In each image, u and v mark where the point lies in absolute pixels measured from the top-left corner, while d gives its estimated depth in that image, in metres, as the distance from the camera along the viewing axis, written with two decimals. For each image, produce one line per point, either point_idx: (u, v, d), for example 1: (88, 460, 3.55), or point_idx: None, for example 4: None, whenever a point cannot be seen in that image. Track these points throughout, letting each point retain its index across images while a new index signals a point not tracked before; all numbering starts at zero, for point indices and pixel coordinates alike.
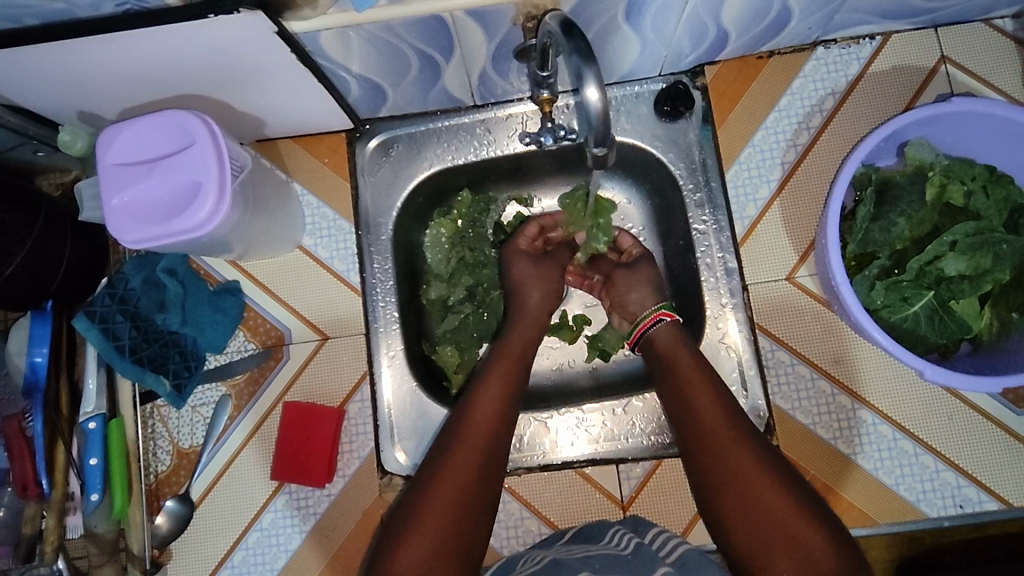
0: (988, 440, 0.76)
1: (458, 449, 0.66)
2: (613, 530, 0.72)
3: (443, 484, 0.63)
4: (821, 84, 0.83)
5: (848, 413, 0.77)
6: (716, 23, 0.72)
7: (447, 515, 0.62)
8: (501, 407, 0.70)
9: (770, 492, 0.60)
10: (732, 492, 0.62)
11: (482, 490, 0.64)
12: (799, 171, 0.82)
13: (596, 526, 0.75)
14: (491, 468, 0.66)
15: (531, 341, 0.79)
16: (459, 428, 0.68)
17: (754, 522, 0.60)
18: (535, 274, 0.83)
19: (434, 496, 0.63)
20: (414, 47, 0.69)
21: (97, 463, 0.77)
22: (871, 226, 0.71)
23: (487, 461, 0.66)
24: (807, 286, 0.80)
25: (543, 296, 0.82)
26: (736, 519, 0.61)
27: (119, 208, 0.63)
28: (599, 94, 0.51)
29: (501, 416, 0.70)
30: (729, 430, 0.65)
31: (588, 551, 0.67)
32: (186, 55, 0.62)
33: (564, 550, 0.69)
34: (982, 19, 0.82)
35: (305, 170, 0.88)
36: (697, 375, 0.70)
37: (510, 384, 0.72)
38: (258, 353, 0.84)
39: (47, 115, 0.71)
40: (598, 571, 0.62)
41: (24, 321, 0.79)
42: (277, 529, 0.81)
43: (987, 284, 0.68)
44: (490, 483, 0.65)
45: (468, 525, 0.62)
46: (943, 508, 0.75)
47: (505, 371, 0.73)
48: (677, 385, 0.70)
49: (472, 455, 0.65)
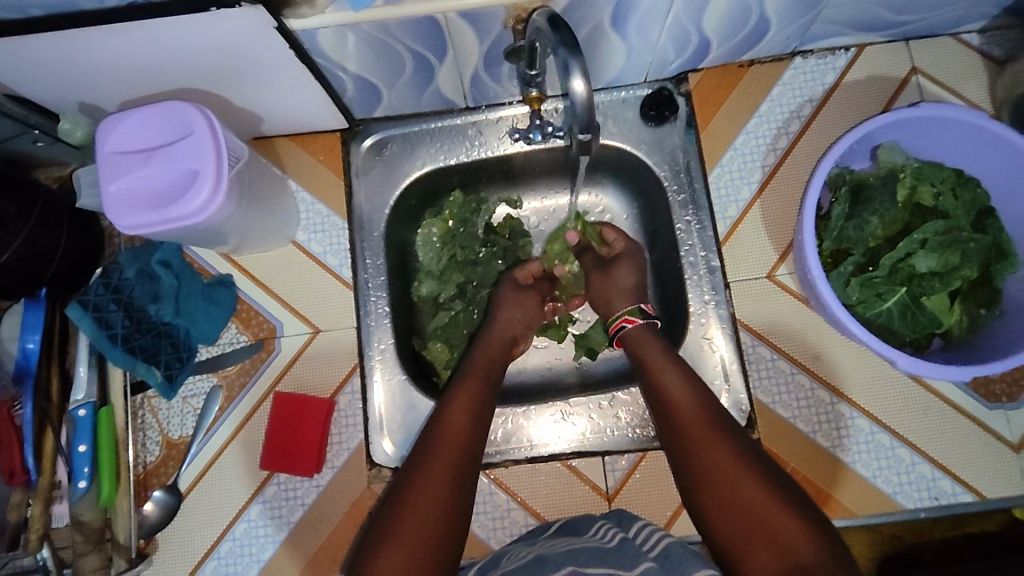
0: (962, 435, 0.78)
1: (433, 464, 0.68)
2: (598, 523, 0.73)
3: (417, 501, 0.65)
4: (799, 91, 0.86)
5: (826, 407, 0.79)
6: (697, 30, 0.77)
7: (427, 528, 0.63)
8: (472, 416, 0.73)
9: (746, 483, 0.62)
10: (718, 488, 0.63)
11: (457, 502, 0.66)
12: (779, 173, 0.85)
13: (581, 520, 0.75)
14: (465, 474, 0.69)
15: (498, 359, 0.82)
16: (433, 442, 0.70)
17: (748, 524, 0.60)
18: (518, 304, 0.87)
19: (414, 508, 0.64)
20: (408, 47, 0.72)
21: (86, 450, 0.75)
22: (845, 224, 0.74)
23: (459, 471, 0.68)
24: (786, 284, 0.83)
25: (515, 329, 0.85)
26: (723, 518, 0.62)
27: (117, 194, 0.63)
28: (585, 85, 0.52)
29: (471, 431, 0.72)
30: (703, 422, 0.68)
31: (572, 544, 0.68)
32: (191, 48, 0.65)
33: (550, 544, 0.70)
34: (951, 33, 0.85)
35: (300, 167, 0.90)
36: (681, 383, 0.71)
37: (480, 397, 0.75)
38: (250, 345, 0.85)
39: (49, 104, 0.72)
40: (583, 564, 0.63)
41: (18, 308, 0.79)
42: (264, 521, 0.81)
43: (955, 281, 0.71)
44: (462, 498, 0.67)
45: (450, 526, 0.65)
46: (920, 500, 0.77)
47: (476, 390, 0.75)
48: (658, 387, 0.72)
49: (445, 467, 0.68)
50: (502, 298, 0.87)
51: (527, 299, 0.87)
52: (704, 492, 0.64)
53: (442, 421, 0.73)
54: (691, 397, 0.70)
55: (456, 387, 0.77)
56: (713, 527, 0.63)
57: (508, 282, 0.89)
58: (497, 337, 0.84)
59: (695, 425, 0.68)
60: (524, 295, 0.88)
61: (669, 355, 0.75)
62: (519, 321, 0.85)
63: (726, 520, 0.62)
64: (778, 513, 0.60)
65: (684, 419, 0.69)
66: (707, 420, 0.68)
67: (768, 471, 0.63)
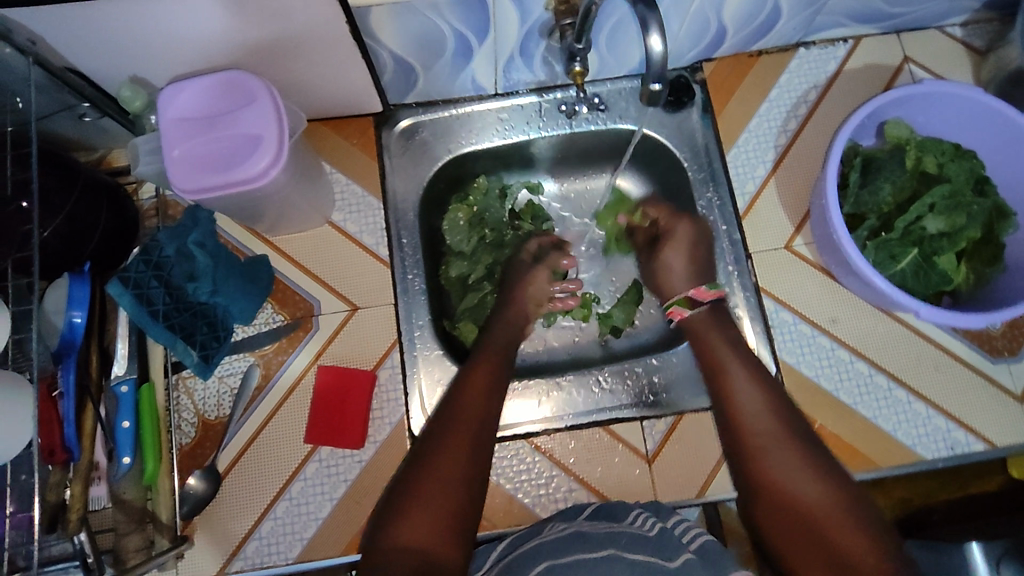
0: (971, 387, 0.84)
1: (447, 438, 0.68)
2: (635, 512, 0.72)
3: (430, 476, 0.65)
4: (805, 79, 0.94)
5: (847, 366, 0.84)
6: (717, 18, 0.83)
7: (441, 507, 0.63)
8: (488, 395, 0.72)
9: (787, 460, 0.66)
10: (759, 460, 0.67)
11: (472, 481, 0.65)
12: (791, 152, 0.92)
13: (615, 506, 0.75)
14: (481, 452, 0.68)
15: (513, 336, 0.83)
16: (448, 420, 0.70)
17: (781, 500, 0.64)
18: (530, 279, 0.88)
19: (431, 481, 0.64)
20: (452, 28, 0.76)
21: (130, 425, 0.77)
22: (860, 191, 0.80)
23: (475, 446, 0.68)
24: (803, 254, 0.88)
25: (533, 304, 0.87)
26: (758, 488, 0.66)
27: (180, 157, 0.66)
28: (661, 42, 0.55)
29: (486, 409, 0.71)
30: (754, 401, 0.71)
31: (611, 527, 0.68)
32: (253, 21, 0.67)
33: (587, 523, 0.70)
34: (936, 27, 0.94)
35: (334, 151, 0.92)
36: (736, 360, 0.75)
37: (497, 374, 0.75)
38: (287, 325, 0.86)
39: (98, 79, 0.73)
40: (622, 548, 0.63)
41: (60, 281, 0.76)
42: (307, 498, 0.80)
43: (962, 241, 0.77)
44: (477, 475, 0.66)
45: (465, 504, 0.64)
46: (937, 450, 0.82)
47: (489, 370, 0.75)
48: (718, 361, 0.76)
49: (461, 444, 0.67)
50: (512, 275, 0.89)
51: (539, 275, 0.89)
52: (738, 463, 0.68)
53: (455, 400, 0.72)
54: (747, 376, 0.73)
55: (469, 366, 0.77)
56: (751, 505, 0.67)
57: (517, 261, 0.91)
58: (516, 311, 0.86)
59: (741, 406, 0.71)
60: (536, 270, 0.89)
61: (729, 340, 0.77)
62: (535, 299, 0.87)
63: (762, 491, 0.66)
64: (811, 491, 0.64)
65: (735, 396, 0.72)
66: (763, 400, 0.71)
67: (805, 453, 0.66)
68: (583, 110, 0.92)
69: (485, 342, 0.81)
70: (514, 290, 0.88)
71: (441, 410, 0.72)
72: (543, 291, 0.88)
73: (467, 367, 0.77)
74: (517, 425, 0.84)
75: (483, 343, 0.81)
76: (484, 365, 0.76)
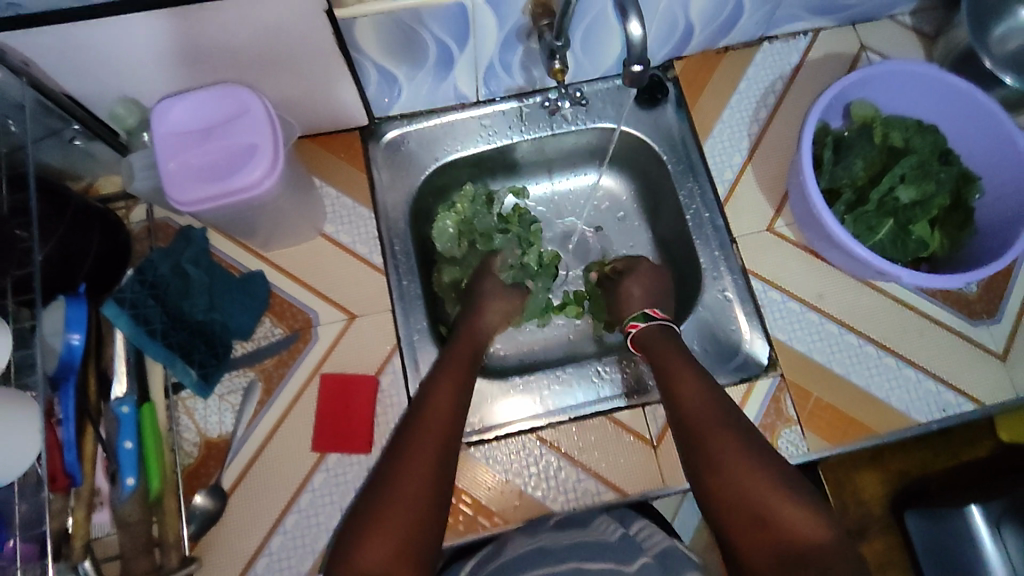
0: (957, 350, 0.87)
1: (415, 450, 0.65)
2: (600, 518, 0.74)
3: (398, 491, 0.62)
4: (770, 71, 0.98)
5: (837, 339, 0.87)
6: (684, 17, 0.87)
7: (407, 521, 0.61)
8: (453, 406, 0.71)
9: (743, 461, 0.65)
10: (716, 463, 0.66)
11: (439, 494, 0.64)
12: (764, 139, 0.96)
13: (583, 515, 0.76)
14: (447, 462, 0.66)
15: (477, 348, 0.82)
16: (411, 432, 0.68)
17: (741, 502, 0.64)
18: (503, 295, 0.90)
19: (393, 500, 0.62)
20: (433, 36, 0.78)
21: (132, 446, 0.76)
22: (835, 168, 0.84)
23: (442, 459, 0.66)
24: (785, 234, 0.92)
25: (501, 320, 0.89)
26: (719, 492, 0.65)
27: (176, 169, 0.69)
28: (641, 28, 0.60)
29: (453, 419, 0.70)
30: (709, 408, 0.71)
31: (574, 538, 0.69)
32: (242, 37, 0.69)
33: (552, 536, 0.70)
34: (888, 16, 1.00)
35: (322, 166, 0.93)
36: (689, 370, 0.75)
37: (463, 387, 0.74)
38: (286, 337, 0.86)
39: (87, 101, 0.74)
40: (583, 561, 0.64)
41: (57, 302, 0.74)
42: (316, 509, 0.79)
43: (935, 208, 0.81)
44: (445, 484, 0.64)
45: (429, 518, 0.62)
46: (930, 413, 0.84)
47: (453, 382, 0.74)
48: (669, 371, 0.76)
49: (425, 457, 0.65)
50: (486, 291, 0.90)
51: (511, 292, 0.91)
52: (699, 467, 0.67)
53: (417, 413, 0.70)
54: (697, 384, 0.73)
55: (434, 377, 0.75)
56: (708, 507, 0.66)
57: (489, 276, 0.92)
58: (484, 327, 0.86)
59: (697, 409, 0.71)
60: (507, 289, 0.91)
61: (681, 352, 0.78)
62: (508, 311, 0.89)
63: (721, 494, 0.65)
64: (771, 489, 0.63)
65: (687, 402, 0.72)
66: (713, 404, 0.71)
67: (771, 463, 0.65)
68: (566, 106, 0.95)
69: (448, 355, 0.79)
70: (489, 303, 0.88)
71: (405, 419, 0.70)
72: (511, 307, 0.90)
73: (431, 376, 0.75)
74: (520, 420, 0.85)
75: (441, 359, 0.79)
76: (449, 378, 0.74)
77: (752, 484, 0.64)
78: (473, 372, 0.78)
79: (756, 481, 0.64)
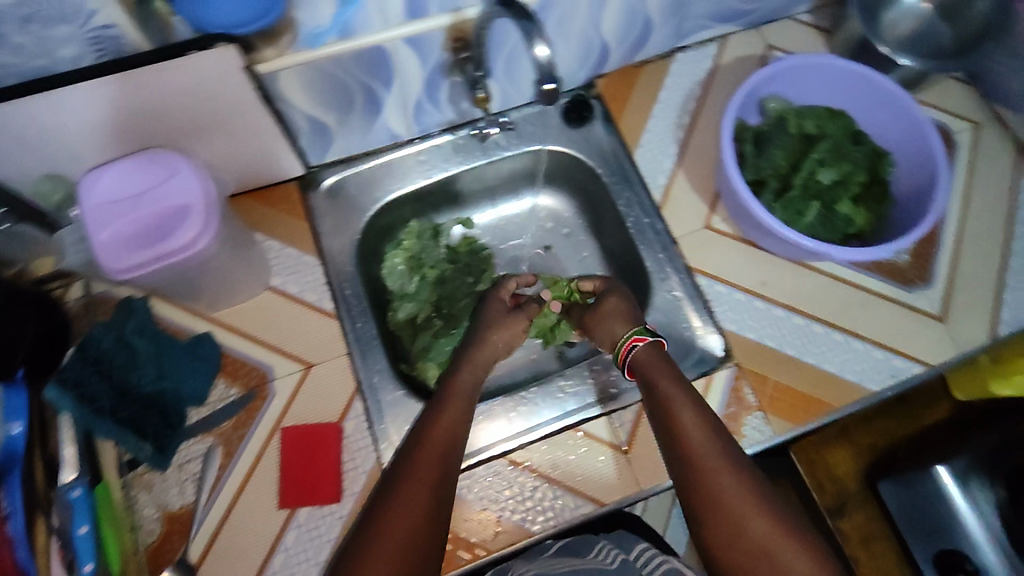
0: (899, 317, 0.90)
1: (409, 483, 0.63)
2: (598, 544, 0.74)
3: (392, 524, 0.60)
4: (687, 78, 1.03)
5: (785, 322, 0.89)
6: (597, 37, 0.91)
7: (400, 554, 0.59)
8: (451, 436, 0.69)
9: (743, 498, 0.62)
10: (717, 500, 0.62)
11: (435, 525, 0.62)
12: (690, 143, 0.99)
13: (579, 541, 0.76)
14: (444, 491, 0.64)
15: (479, 379, 0.80)
16: (408, 464, 0.66)
17: (742, 542, 0.60)
18: (510, 323, 0.87)
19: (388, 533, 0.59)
20: (358, 80, 0.80)
21: (89, 531, 0.68)
22: (757, 160, 0.88)
23: (438, 494, 0.64)
24: (722, 230, 0.95)
25: (507, 348, 0.86)
26: (717, 530, 0.62)
27: (107, 241, 0.68)
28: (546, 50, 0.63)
29: (447, 452, 0.68)
30: (708, 437, 0.66)
31: (572, 565, 0.69)
32: (161, 103, 0.70)
33: (548, 563, 0.70)
34: (788, 17, 1.06)
35: (260, 219, 0.92)
36: (684, 398, 0.70)
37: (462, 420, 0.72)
38: (241, 397, 0.84)
39: (11, 182, 0.74)
40: None
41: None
42: (292, 568, 0.77)
43: (853, 186, 0.86)
44: (440, 514, 0.63)
45: (423, 549, 0.60)
46: (882, 381, 0.87)
47: (451, 418, 0.72)
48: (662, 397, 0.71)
49: (420, 494, 0.63)
50: (492, 319, 0.88)
51: (517, 319, 0.88)
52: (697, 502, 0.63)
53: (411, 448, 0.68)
54: (694, 411, 0.69)
55: (434, 410, 0.73)
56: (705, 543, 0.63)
57: (492, 305, 0.90)
58: (486, 351, 0.84)
59: (694, 439, 0.67)
60: (517, 316, 0.88)
61: (675, 377, 0.73)
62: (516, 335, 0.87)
63: (720, 533, 0.62)
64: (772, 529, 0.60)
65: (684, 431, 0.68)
66: (710, 433, 0.67)
67: (773, 498, 0.62)
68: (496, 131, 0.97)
69: (448, 386, 0.78)
70: (491, 330, 0.86)
71: (403, 450, 0.69)
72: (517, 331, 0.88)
73: (428, 410, 0.73)
74: (492, 447, 0.84)
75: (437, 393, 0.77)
76: (450, 411, 0.73)
77: (754, 522, 0.61)
78: (472, 403, 0.77)
79: (758, 520, 0.60)
